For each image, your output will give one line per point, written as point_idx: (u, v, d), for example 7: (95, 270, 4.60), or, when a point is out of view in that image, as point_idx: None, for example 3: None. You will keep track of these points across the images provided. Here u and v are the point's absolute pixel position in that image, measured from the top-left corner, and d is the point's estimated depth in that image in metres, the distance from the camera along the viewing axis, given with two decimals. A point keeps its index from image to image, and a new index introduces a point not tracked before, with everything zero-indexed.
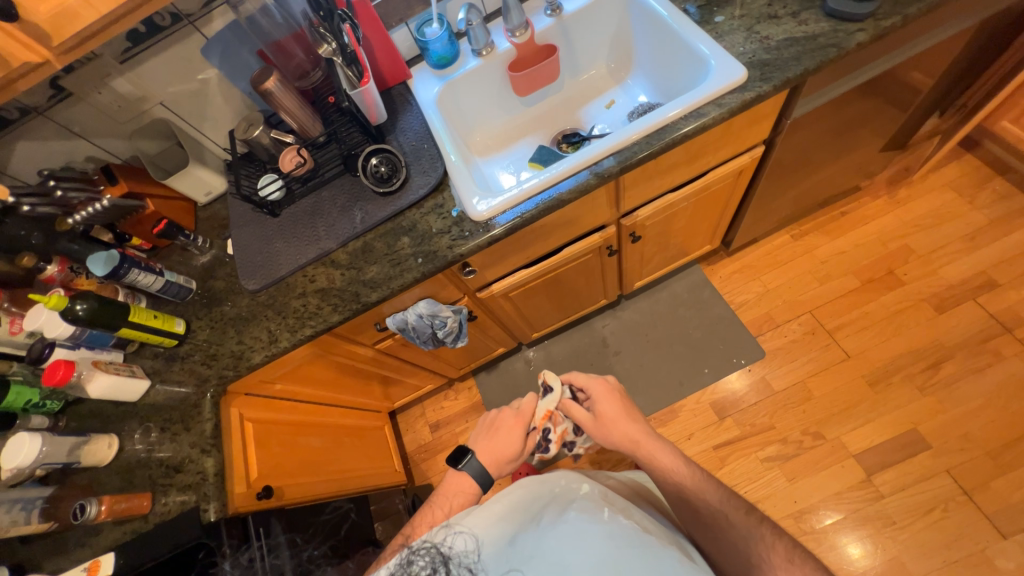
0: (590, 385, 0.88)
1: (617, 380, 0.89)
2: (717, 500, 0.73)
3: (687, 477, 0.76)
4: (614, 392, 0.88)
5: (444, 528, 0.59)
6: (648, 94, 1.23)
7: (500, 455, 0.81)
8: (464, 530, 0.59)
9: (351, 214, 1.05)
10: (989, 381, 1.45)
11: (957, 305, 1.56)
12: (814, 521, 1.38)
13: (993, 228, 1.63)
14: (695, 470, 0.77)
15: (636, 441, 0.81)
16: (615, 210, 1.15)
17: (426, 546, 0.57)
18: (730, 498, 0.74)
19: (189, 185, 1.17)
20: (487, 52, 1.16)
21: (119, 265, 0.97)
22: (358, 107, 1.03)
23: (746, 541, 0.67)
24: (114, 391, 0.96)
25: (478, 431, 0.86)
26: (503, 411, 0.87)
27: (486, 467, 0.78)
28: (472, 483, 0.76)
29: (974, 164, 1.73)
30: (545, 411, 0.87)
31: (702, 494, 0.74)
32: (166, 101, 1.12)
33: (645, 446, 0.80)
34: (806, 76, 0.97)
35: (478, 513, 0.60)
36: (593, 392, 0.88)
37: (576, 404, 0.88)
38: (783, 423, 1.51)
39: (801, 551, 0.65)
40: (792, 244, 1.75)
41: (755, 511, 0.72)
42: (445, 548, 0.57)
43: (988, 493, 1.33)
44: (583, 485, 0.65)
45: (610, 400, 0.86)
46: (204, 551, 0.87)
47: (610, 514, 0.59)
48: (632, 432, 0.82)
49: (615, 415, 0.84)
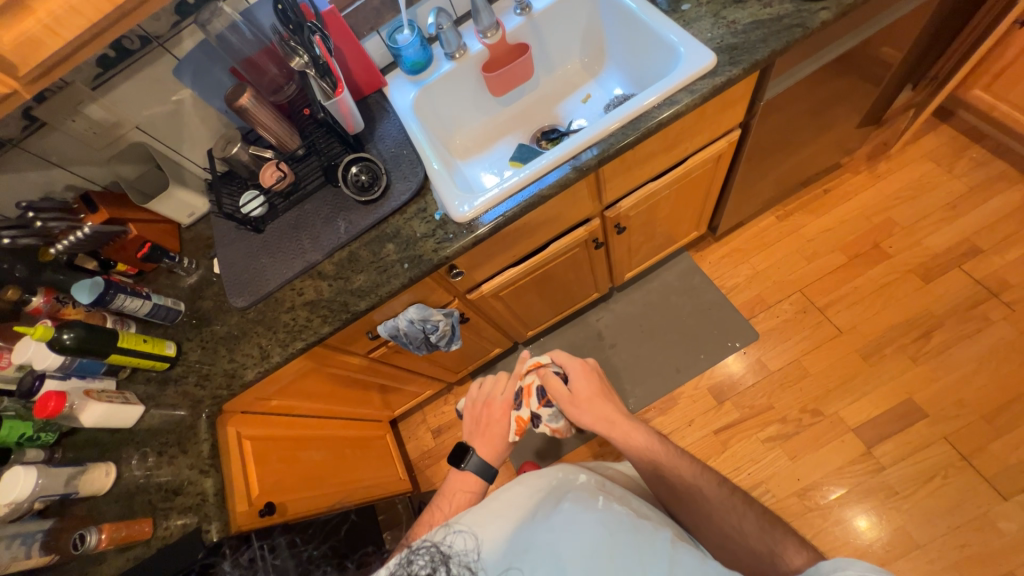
0: (567, 363, 0.86)
1: (597, 363, 0.87)
2: (691, 475, 0.73)
3: (662, 453, 0.76)
4: (594, 373, 0.86)
5: (444, 529, 0.60)
6: (623, 86, 1.24)
7: (498, 446, 0.82)
8: (464, 530, 0.59)
9: (335, 224, 1.05)
10: (980, 346, 1.46)
11: (944, 273, 1.57)
12: (819, 497, 1.39)
13: (972, 195, 1.65)
14: (670, 447, 0.77)
15: (612, 421, 0.80)
16: (599, 203, 1.15)
17: (426, 546, 0.59)
18: (704, 473, 0.74)
19: (172, 209, 1.18)
20: (460, 54, 1.17)
21: (105, 292, 0.97)
22: (334, 118, 1.04)
23: (721, 515, 0.69)
24: (109, 418, 0.96)
25: (469, 426, 0.86)
26: (490, 396, 0.87)
27: (488, 461, 0.79)
28: (476, 478, 0.79)
29: (950, 133, 1.75)
30: (533, 362, 0.89)
31: (677, 469, 0.74)
32: (141, 124, 1.10)
33: (620, 426, 0.79)
34: (774, 57, 0.98)
35: (477, 512, 0.61)
36: (569, 370, 0.86)
37: (556, 378, 0.85)
38: (781, 402, 1.52)
39: (772, 517, 0.68)
40: (777, 225, 1.76)
41: (727, 483, 0.74)
42: (445, 547, 0.58)
43: (986, 456, 1.35)
44: (580, 475, 0.67)
45: (586, 380, 0.85)
46: (203, 551, 0.86)
47: (604, 501, 0.60)
48: (608, 412, 0.81)
49: (591, 395, 0.83)
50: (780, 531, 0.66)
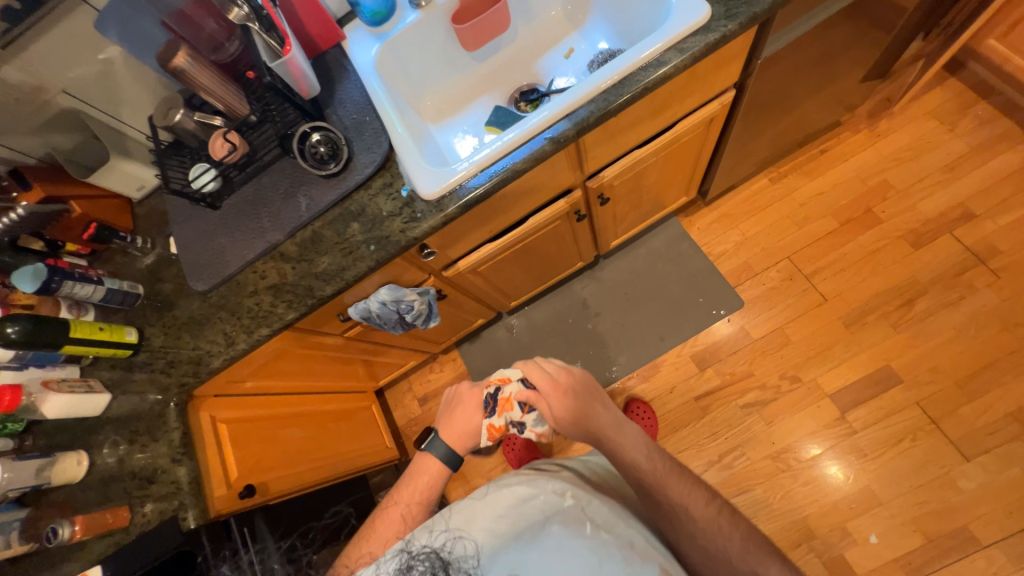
0: (540, 381, 0.84)
1: (572, 377, 0.84)
2: (680, 494, 0.74)
3: (652, 470, 0.75)
4: (570, 389, 0.83)
5: (444, 533, 0.62)
6: (609, 39, 1.11)
7: (462, 432, 0.85)
8: (463, 537, 0.61)
9: (296, 201, 0.98)
10: (961, 314, 1.46)
11: (934, 239, 1.54)
12: (792, 459, 1.44)
13: (973, 156, 1.58)
14: (658, 462, 0.77)
15: (598, 437, 0.79)
16: (580, 173, 1.08)
17: (426, 551, 0.60)
18: (692, 490, 0.76)
19: (118, 181, 1.08)
20: (426, 2, 1.04)
21: (50, 279, 0.90)
22: (284, 82, 0.93)
23: (706, 534, 0.71)
24: (72, 409, 0.93)
25: (441, 411, 0.90)
26: (462, 388, 0.90)
27: (451, 446, 0.82)
28: (440, 465, 0.81)
29: (958, 88, 1.65)
30: (501, 376, 0.89)
31: (665, 487, 0.74)
32: (69, 88, 0.98)
33: (606, 442, 0.78)
34: (775, 10, 0.87)
35: (475, 519, 0.63)
36: (543, 390, 0.84)
37: (538, 398, 0.85)
38: (761, 369, 1.54)
39: (753, 536, 0.72)
40: (770, 188, 1.70)
41: (714, 500, 0.76)
42: (445, 553, 0.60)
43: (954, 420, 1.39)
44: (567, 499, 0.67)
45: (561, 398, 0.82)
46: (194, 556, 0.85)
47: (591, 530, 0.63)
48: (592, 428, 0.80)
49: (572, 415, 0.81)
50: (763, 552, 0.70)
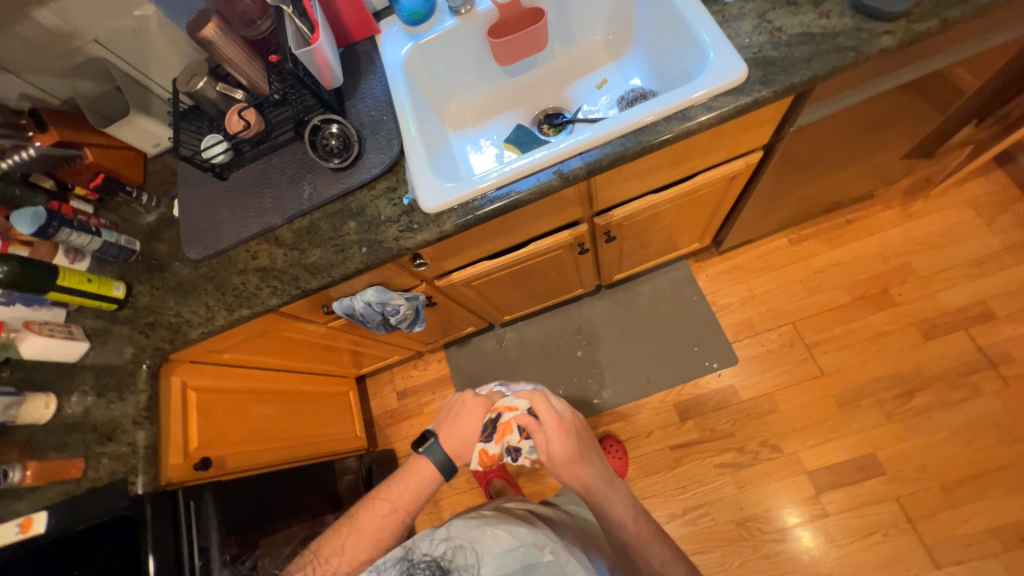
0: (545, 418, 0.83)
1: (576, 420, 0.84)
2: (659, 561, 0.82)
3: (636, 532, 0.82)
4: (572, 431, 0.83)
5: (444, 544, 0.75)
6: (642, 77, 1.09)
7: (461, 445, 0.86)
8: (463, 550, 0.73)
9: (300, 187, 0.97)
10: (961, 416, 1.40)
11: (947, 333, 1.48)
12: (756, 529, 1.41)
13: (1005, 255, 1.51)
14: (644, 526, 0.83)
15: (590, 487, 0.81)
16: (588, 208, 1.05)
17: (428, 559, 0.72)
18: (671, 560, 0.83)
19: (134, 136, 1.09)
20: (465, 10, 1.02)
21: (48, 224, 0.91)
22: (308, 70, 0.92)
23: None
24: (49, 352, 0.94)
25: (442, 417, 0.91)
26: (465, 396, 0.91)
27: (448, 456, 0.85)
28: (433, 469, 0.85)
29: (1002, 182, 1.58)
30: (509, 402, 0.86)
31: (647, 552, 0.81)
32: (100, 39, 0.99)
33: (597, 494, 0.81)
34: (814, 83, 0.83)
35: (471, 543, 0.74)
36: (546, 425, 0.83)
37: (537, 428, 0.84)
38: (743, 431, 1.50)
39: None
40: (787, 249, 1.65)
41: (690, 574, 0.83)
42: (444, 561, 0.72)
43: (932, 523, 1.33)
44: (546, 554, 0.73)
45: (563, 440, 0.82)
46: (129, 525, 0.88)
47: None
48: (585, 477, 0.81)
49: (568, 458, 0.81)
50: None
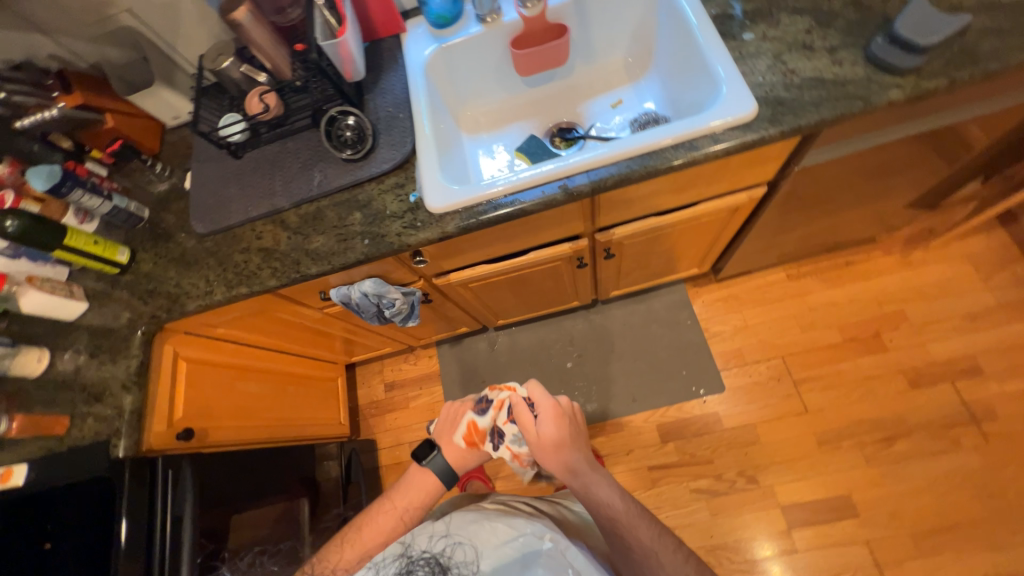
0: (540, 401, 0.86)
1: (568, 405, 0.88)
2: (649, 538, 0.78)
3: (623, 511, 0.81)
4: (565, 416, 0.86)
5: (443, 540, 0.76)
6: (657, 102, 1.11)
7: (462, 453, 0.89)
8: (463, 545, 0.74)
9: (310, 174, 0.99)
10: (939, 467, 1.41)
11: (933, 383, 1.49)
12: (724, 558, 1.41)
13: (998, 312, 1.53)
14: (630, 504, 0.82)
15: (576, 469, 0.84)
16: (590, 224, 1.07)
17: (427, 557, 0.74)
18: (661, 536, 0.79)
19: (155, 106, 1.13)
20: (492, 19, 1.04)
21: (62, 183, 0.92)
22: (332, 60, 0.94)
23: None
24: (47, 308, 0.96)
25: (442, 423, 0.95)
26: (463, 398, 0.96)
27: (450, 465, 0.88)
28: (435, 479, 0.87)
29: (1002, 241, 1.60)
30: (507, 387, 0.91)
31: (636, 530, 0.78)
32: (134, 9, 1.00)
33: (583, 476, 0.84)
34: (821, 127, 0.85)
35: (470, 538, 0.75)
36: (539, 408, 0.86)
37: (526, 411, 0.86)
38: (721, 460, 1.51)
39: None
40: (784, 283, 1.66)
41: (682, 547, 0.79)
42: (443, 558, 0.74)
43: (900, 570, 1.34)
44: (546, 543, 0.73)
45: (556, 423, 0.85)
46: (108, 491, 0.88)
47: None
48: (571, 460, 0.84)
49: (557, 441, 0.84)
50: None
